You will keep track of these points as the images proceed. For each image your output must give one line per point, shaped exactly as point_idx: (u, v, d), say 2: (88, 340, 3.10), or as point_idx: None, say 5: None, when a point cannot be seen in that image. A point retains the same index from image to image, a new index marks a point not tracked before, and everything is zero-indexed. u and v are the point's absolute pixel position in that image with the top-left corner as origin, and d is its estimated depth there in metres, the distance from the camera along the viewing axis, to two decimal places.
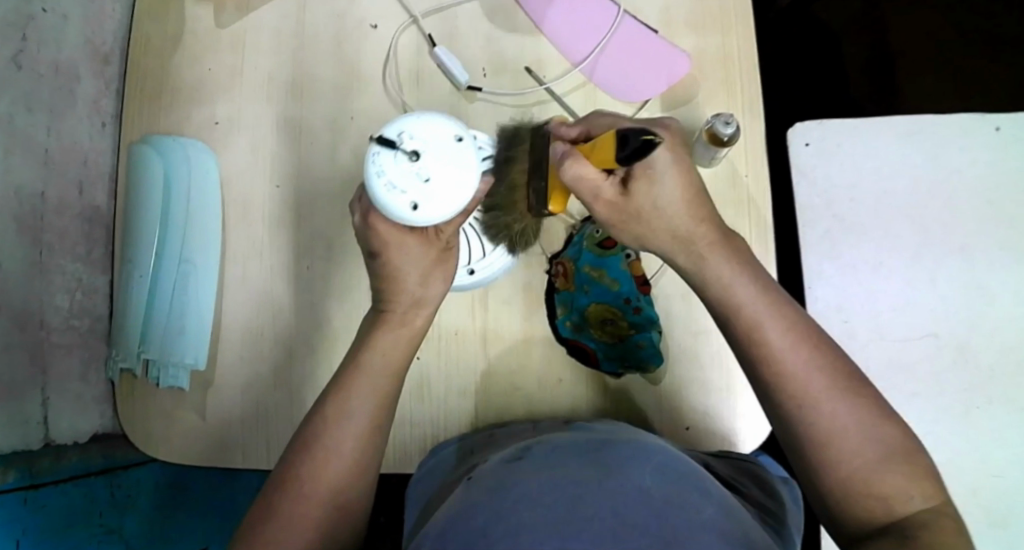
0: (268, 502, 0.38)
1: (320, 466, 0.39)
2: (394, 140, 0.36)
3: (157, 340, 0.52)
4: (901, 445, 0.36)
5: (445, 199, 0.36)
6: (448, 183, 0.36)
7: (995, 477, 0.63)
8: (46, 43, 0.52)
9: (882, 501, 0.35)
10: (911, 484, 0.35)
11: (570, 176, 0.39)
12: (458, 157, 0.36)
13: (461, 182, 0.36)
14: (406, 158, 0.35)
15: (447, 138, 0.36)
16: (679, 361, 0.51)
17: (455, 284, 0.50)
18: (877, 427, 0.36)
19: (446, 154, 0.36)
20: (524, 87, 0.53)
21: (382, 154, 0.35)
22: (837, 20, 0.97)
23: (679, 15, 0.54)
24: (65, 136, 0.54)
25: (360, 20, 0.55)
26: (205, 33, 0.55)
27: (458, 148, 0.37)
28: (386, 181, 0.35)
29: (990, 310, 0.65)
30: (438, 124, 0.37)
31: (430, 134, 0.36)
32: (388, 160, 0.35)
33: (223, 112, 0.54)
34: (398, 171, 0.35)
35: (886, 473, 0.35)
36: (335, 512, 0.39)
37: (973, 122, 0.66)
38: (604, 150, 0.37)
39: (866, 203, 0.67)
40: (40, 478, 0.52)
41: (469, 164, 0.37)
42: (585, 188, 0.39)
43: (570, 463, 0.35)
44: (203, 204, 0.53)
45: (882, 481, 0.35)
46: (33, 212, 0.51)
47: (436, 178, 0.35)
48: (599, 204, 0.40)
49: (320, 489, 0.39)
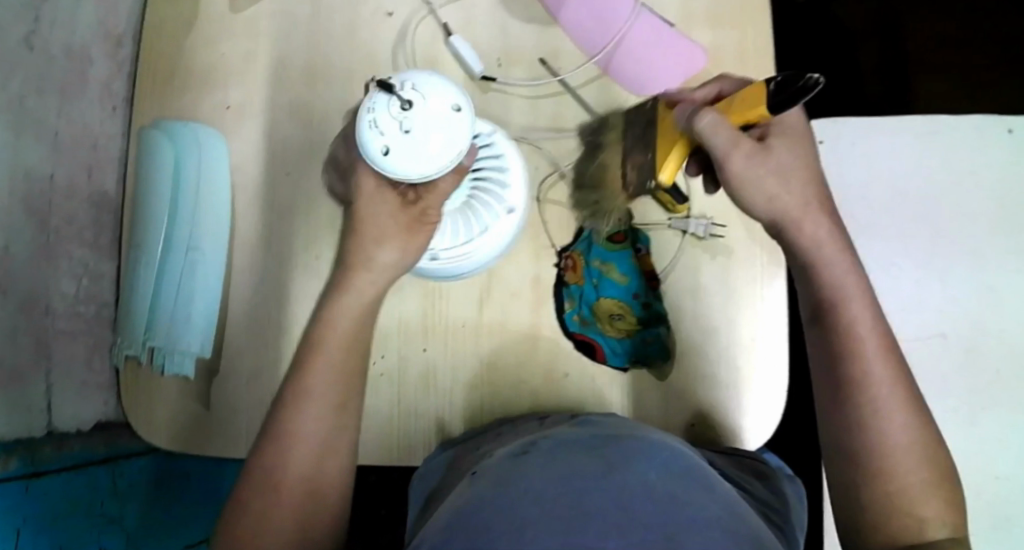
0: (240, 498, 0.38)
1: (286, 459, 0.39)
2: (396, 86, 0.36)
3: (163, 327, 0.51)
4: (942, 466, 0.37)
5: (419, 159, 0.35)
6: (428, 143, 0.35)
7: (1004, 483, 0.62)
8: (59, 25, 0.52)
9: (914, 515, 0.36)
10: (942, 506, 0.36)
11: (707, 123, 0.38)
12: (446, 123, 0.36)
13: (438, 144, 0.35)
14: (398, 105, 0.35)
15: (440, 98, 0.36)
16: (687, 357, 0.51)
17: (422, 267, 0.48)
18: (926, 441, 0.37)
19: (435, 113, 0.35)
20: (538, 77, 0.53)
21: (375, 99, 0.35)
22: (848, 22, 0.96)
23: (695, 9, 0.53)
24: (76, 119, 0.54)
25: (375, 8, 0.54)
26: (219, 17, 0.54)
27: (454, 117, 0.36)
28: (372, 124, 0.35)
29: (1000, 313, 0.64)
30: (446, 89, 0.36)
31: (427, 90, 0.35)
32: (379, 104, 0.35)
33: (235, 98, 0.54)
34: (383, 120, 0.35)
35: (928, 488, 0.36)
36: (312, 506, 0.39)
37: (987, 127, 0.65)
38: (750, 100, 0.38)
39: (881, 204, 0.66)
40: (43, 466, 0.51)
41: (455, 133, 0.36)
42: (721, 140, 0.38)
43: (578, 457, 0.34)
44: (212, 190, 0.52)
45: (923, 493, 0.36)
46: (41, 195, 0.51)
47: (418, 135, 0.35)
48: (734, 162, 0.39)
49: (294, 481, 0.39)
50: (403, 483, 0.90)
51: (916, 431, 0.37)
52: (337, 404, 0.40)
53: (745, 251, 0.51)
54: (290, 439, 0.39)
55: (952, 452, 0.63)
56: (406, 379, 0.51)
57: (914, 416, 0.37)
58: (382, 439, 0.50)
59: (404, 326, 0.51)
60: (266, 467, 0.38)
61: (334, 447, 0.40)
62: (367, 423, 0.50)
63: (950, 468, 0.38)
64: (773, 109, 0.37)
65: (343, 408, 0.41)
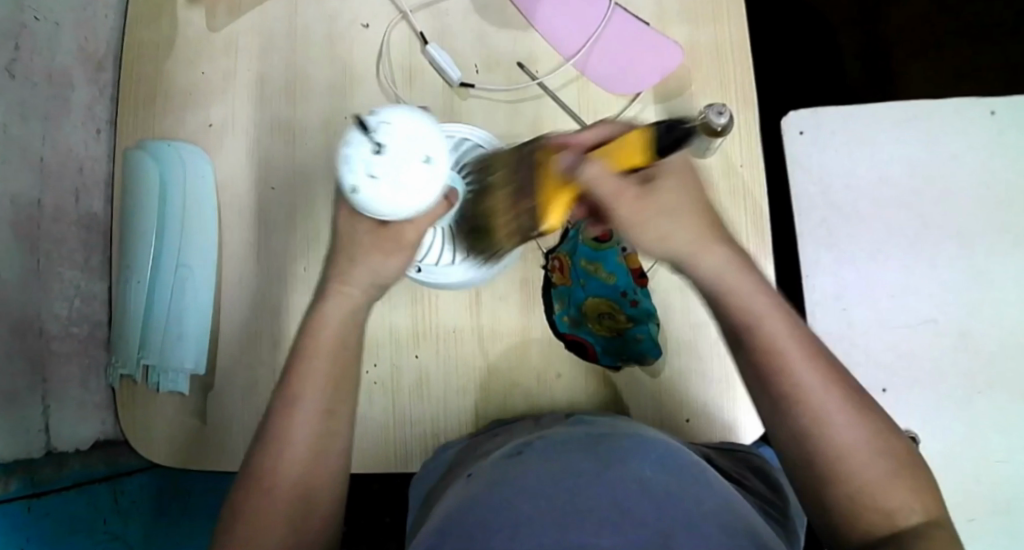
0: (236, 512, 0.39)
1: (278, 470, 0.39)
2: (375, 124, 0.31)
3: (156, 344, 0.52)
4: (900, 454, 0.36)
5: (399, 197, 0.32)
6: (409, 181, 0.31)
7: (999, 465, 0.63)
8: (39, 51, 0.52)
9: (880, 509, 0.35)
10: (909, 495, 0.35)
11: (590, 174, 0.36)
12: (416, 176, 0.31)
13: (406, 195, 0.31)
14: (371, 146, 0.31)
15: (420, 132, 0.32)
16: (678, 353, 0.51)
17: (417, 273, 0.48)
18: (878, 431, 0.36)
19: (416, 150, 0.31)
20: (516, 83, 0.53)
21: (350, 131, 0.31)
22: (829, 11, 0.96)
23: (670, 8, 0.53)
24: (60, 143, 0.55)
25: (352, 21, 0.55)
26: (197, 37, 0.55)
27: (427, 170, 0.32)
28: (345, 159, 0.31)
29: (989, 296, 0.65)
30: (428, 136, 0.32)
31: (406, 122, 0.31)
32: (352, 138, 0.31)
33: (217, 115, 0.54)
34: (359, 156, 0.31)
35: (889, 478, 0.35)
36: (304, 512, 0.39)
37: (968, 109, 0.66)
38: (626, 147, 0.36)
39: (867, 192, 0.67)
40: (43, 486, 0.52)
41: (423, 187, 0.32)
42: (607, 190, 0.36)
43: (573, 456, 0.34)
44: (198, 207, 0.53)
45: (885, 485, 0.35)
46: (29, 220, 0.51)
47: (398, 172, 0.31)
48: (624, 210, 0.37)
49: (284, 490, 0.39)
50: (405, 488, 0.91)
51: (862, 425, 0.36)
52: (323, 410, 0.40)
53: None
54: (278, 449, 0.39)
55: (946, 436, 0.64)
56: (398, 387, 0.51)
57: (857, 411, 0.36)
58: (377, 448, 0.51)
59: (393, 334, 0.51)
60: (257, 477, 0.39)
61: (323, 454, 0.40)
62: (361, 432, 0.51)
63: (914, 453, 0.37)
64: (658, 154, 0.37)
65: (330, 413, 0.41)
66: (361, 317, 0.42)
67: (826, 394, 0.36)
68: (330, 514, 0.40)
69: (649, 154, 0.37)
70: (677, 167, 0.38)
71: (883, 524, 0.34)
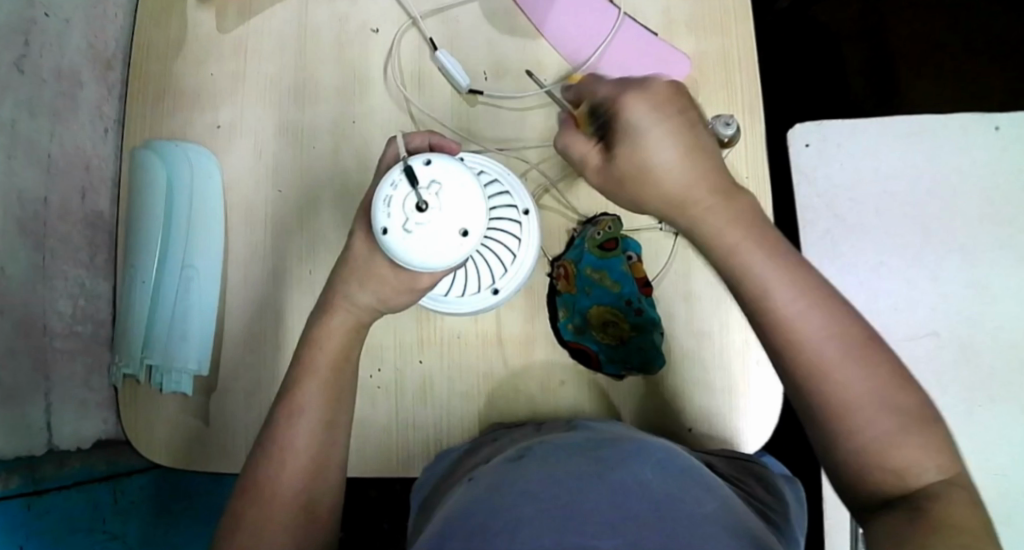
0: (238, 509, 0.39)
1: (283, 471, 0.39)
2: (424, 181, 0.34)
3: (160, 344, 0.52)
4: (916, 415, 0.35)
5: (426, 249, 0.33)
6: (440, 237, 0.33)
7: (1001, 477, 0.62)
8: (49, 49, 0.52)
9: (893, 468, 0.34)
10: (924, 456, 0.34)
11: (561, 149, 0.42)
12: (443, 242, 0.33)
13: (427, 253, 0.33)
14: (415, 201, 0.33)
15: (461, 194, 0.34)
16: (681, 362, 0.51)
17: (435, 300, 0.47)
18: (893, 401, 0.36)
19: (453, 209, 0.33)
20: (525, 90, 0.53)
21: (399, 176, 0.34)
22: (834, 23, 0.97)
23: (679, 18, 0.54)
24: (68, 142, 0.55)
25: (361, 25, 0.55)
26: (207, 38, 0.55)
27: (457, 240, 0.33)
28: (387, 205, 0.34)
29: (991, 309, 0.65)
30: (469, 207, 0.34)
31: (448, 184, 0.34)
32: (399, 185, 0.34)
33: (225, 116, 0.54)
34: (399, 203, 0.33)
35: (902, 439, 0.35)
36: (307, 512, 0.39)
37: (974, 123, 0.66)
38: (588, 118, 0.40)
39: (869, 204, 0.67)
40: (44, 484, 0.52)
41: (445, 252, 0.33)
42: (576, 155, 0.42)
43: (572, 460, 0.35)
44: (204, 207, 0.53)
45: (901, 444, 0.34)
46: (35, 217, 0.51)
47: (429, 226, 0.33)
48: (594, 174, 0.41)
49: (286, 495, 0.39)
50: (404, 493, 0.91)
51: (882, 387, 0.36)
52: (327, 416, 0.41)
53: None
54: (284, 451, 0.40)
55: None
56: (401, 391, 0.51)
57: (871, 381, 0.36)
58: (379, 451, 0.51)
59: (397, 339, 0.51)
60: (259, 484, 0.39)
61: (326, 458, 0.41)
62: (364, 435, 0.51)
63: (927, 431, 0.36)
64: (588, 131, 0.41)
65: (331, 423, 0.41)
66: (366, 320, 0.42)
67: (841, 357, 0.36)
68: (330, 512, 0.41)
69: (590, 126, 0.41)
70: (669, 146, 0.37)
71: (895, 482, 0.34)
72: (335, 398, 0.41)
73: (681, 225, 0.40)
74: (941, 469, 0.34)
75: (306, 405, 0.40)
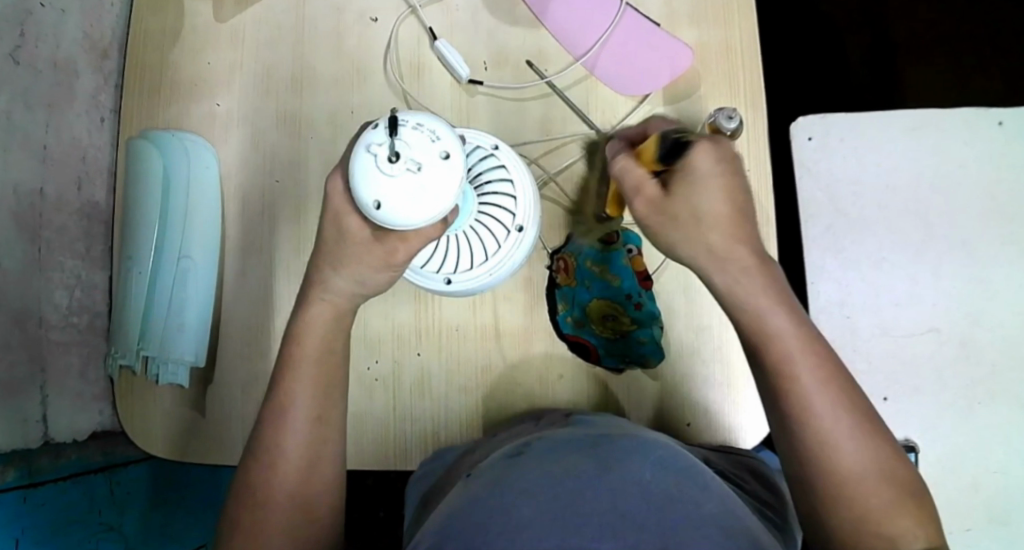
0: (239, 515, 0.39)
1: (280, 473, 0.39)
2: (411, 142, 0.32)
3: (155, 336, 0.51)
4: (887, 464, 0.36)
5: (365, 184, 0.32)
6: (391, 199, 0.32)
7: (999, 475, 0.63)
8: (44, 38, 0.51)
9: (885, 534, 0.34)
10: (891, 502, 0.35)
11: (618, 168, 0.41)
12: (379, 192, 0.32)
13: (368, 186, 0.32)
14: (391, 148, 0.32)
15: (444, 184, 0.32)
16: (679, 356, 0.51)
17: (426, 281, 0.45)
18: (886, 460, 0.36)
19: (405, 186, 0.32)
20: (526, 81, 0.53)
21: (424, 127, 0.32)
22: (836, 15, 0.96)
23: (680, 9, 0.53)
24: (63, 132, 0.54)
25: (359, 14, 0.54)
26: (204, 26, 0.54)
27: (383, 204, 0.32)
28: (385, 130, 0.32)
29: (992, 306, 0.65)
30: (424, 199, 0.32)
31: (427, 170, 0.32)
32: (410, 127, 0.32)
33: (222, 107, 0.54)
34: (386, 140, 0.32)
35: (869, 486, 0.35)
36: (307, 518, 0.39)
37: (976, 118, 0.65)
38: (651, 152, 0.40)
39: (870, 199, 0.67)
40: (40, 476, 0.51)
41: (374, 198, 0.32)
42: (630, 180, 0.40)
43: (572, 456, 0.34)
44: (199, 198, 0.52)
45: (873, 494, 0.35)
46: (31, 209, 0.51)
47: (395, 183, 0.32)
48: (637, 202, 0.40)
49: (279, 503, 0.39)
50: (400, 485, 0.90)
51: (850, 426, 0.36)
52: (314, 416, 0.40)
53: None
54: (282, 449, 0.39)
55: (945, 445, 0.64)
56: (399, 384, 0.51)
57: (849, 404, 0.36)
58: (377, 444, 0.50)
59: (395, 332, 0.51)
60: (250, 489, 0.39)
61: (318, 463, 0.40)
62: (362, 429, 0.50)
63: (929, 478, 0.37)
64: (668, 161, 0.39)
65: (321, 420, 0.41)
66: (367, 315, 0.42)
67: (812, 386, 0.36)
68: (328, 514, 0.40)
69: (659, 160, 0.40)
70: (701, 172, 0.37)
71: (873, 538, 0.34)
72: (329, 390, 0.41)
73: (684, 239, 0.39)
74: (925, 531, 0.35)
75: (290, 404, 0.40)
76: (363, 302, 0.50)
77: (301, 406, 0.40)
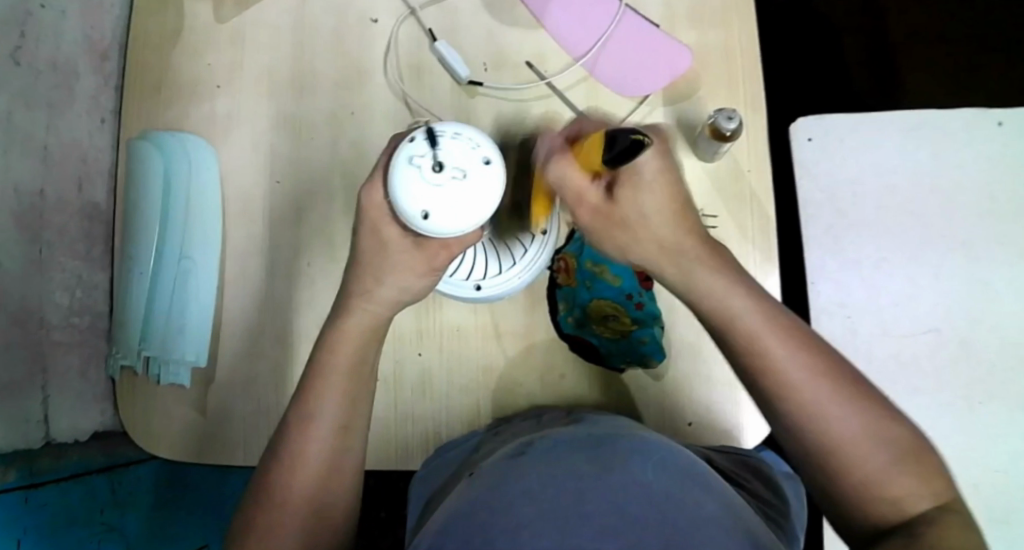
0: (244, 521, 0.39)
1: (278, 478, 0.39)
2: (455, 153, 0.34)
3: (158, 336, 0.52)
4: (912, 441, 0.35)
5: (405, 190, 0.34)
6: (438, 207, 0.33)
7: (998, 474, 0.63)
8: (44, 40, 0.52)
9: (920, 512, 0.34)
10: (920, 490, 0.34)
11: (555, 176, 0.38)
12: (420, 197, 0.34)
13: (408, 192, 0.34)
14: (434, 157, 0.34)
15: (485, 190, 0.34)
16: (681, 356, 0.51)
17: (452, 289, 0.49)
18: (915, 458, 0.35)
19: (447, 194, 0.33)
20: (525, 82, 0.53)
21: (463, 136, 0.34)
22: (835, 16, 0.96)
23: (680, 11, 0.53)
24: (64, 133, 0.54)
25: (360, 15, 0.54)
26: (204, 27, 0.55)
27: (421, 209, 0.34)
28: (428, 142, 0.34)
29: (991, 305, 0.65)
30: (462, 205, 0.34)
31: (471, 180, 0.33)
32: (450, 138, 0.34)
33: (222, 108, 0.54)
34: (429, 152, 0.34)
35: (882, 465, 0.34)
36: (311, 524, 0.39)
37: (974, 118, 0.65)
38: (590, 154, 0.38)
39: (870, 198, 0.67)
40: (40, 477, 0.52)
41: (414, 203, 0.34)
42: (568, 190, 0.39)
43: (573, 455, 0.34)
44: (200, 200, 0.53)
45: (892, 474, 0.34)
46: (32, 209, 0.51)
47: (441, 191, 0.33)
48: (584, 214, 0.39)
49: (291, 506, 0.39)
50: (401, 484, 0.91)
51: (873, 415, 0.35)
52: (337, 425, 0.40)
53: (737, 247, 0.50)
54: (283, 451, 0.40)
55: (945, 443, 0.64)
56: (400, 384, 0.51)
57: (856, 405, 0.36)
58: (379, 445, 0.50)
59: (398, 333, 0.51)
60: (260, 488, 0.39)
61: (338, 467, 0.40)
62: None
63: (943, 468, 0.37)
64: (610, 165, 0.36)
65: (344, 428, 0.41)
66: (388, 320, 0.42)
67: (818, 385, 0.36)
68: (332, 518, 0.40)
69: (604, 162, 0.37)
70: (651, 170, 0.36)
71: (891, 515, 0.34)
72: (353, 397, 0.41)
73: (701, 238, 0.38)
74: (943, 500, 0.34)
75: (310, 410, 0.40)
76: (399, 312, 0.50)
77: (320, 412, 0.40)
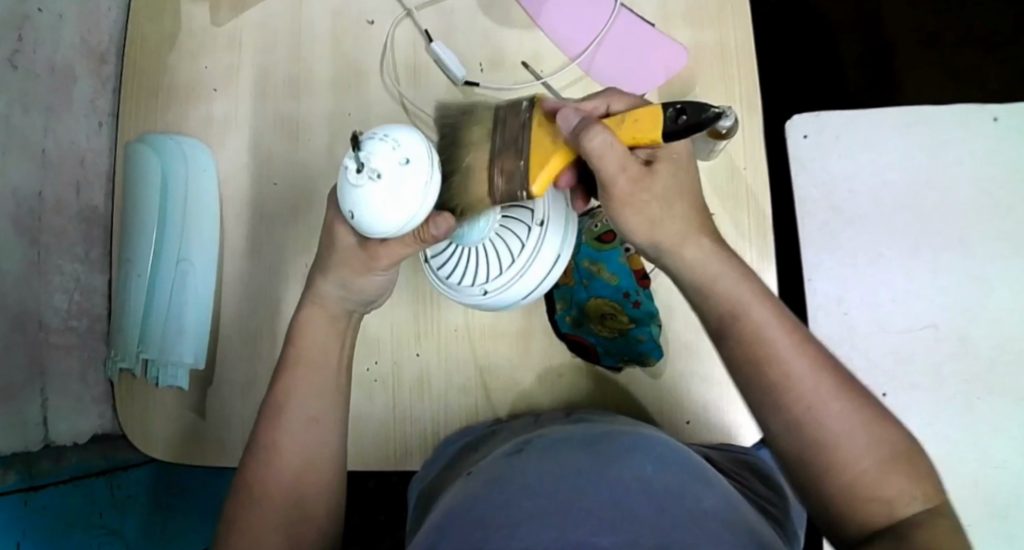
0: (235, 518, 0.39)
1: (273, 476, 0.39)
2: (374, 156, 0.31)
3: (156, 339, 0.51)
4: None
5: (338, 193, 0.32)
6: (360, 210, 0.32)
7: (998, 469, 0.64)
8: (41, 43, 0.52)
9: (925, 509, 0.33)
10: None
11: (594, 145, 0.34)
12: (347, 200, 0.32)
13: (341, 195, 0.32)
14: (355, 161, 0.31)
15: (402, 194, 0.31)
16: (678, 354, 0.51)
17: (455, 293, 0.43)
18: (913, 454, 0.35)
19: (366, 198, 0.31)
20: (520, 82, 0.53)
21: (387, 138, 0.31)
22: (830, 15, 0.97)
23: (676, 10, 0.53)
24: (62, 137, 0.54)
25: (356, 17, 0.55)
26: (200, 29, 0.55)
27: (349, 212, 0.32)
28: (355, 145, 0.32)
29: (987, 301, 0.65)
30: (380, 209, 0.31)
31: (386, 184, 0.31)
32: (374, 139, 0.31)
33: (219, 111, 0.54)
34: (353, 155, 0.32)
35: None
36: (299, 520, 0.39)
37: (971, 113, 0.65)
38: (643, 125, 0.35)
39: (866, 196, 0.67)
40: (39, 479, 0.51)
41: (345, 206, 0.32)
42: (609, 163, 0.35)
43: (572, 452, 0.34)
44: (197, 202, 0.53)
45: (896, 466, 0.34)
46: (31, 212, 0.51)
47: (361, 194, 0.31)
48: (617, 184, 0.36)
49: (277, 503, 0.39)
50: (401, 487, 0.91)
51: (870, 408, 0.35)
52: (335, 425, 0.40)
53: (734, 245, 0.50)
54: (280, 449, 0.40)
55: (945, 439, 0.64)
56: (399, 384, 0.51)
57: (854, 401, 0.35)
58: (378, 444, 0.51)
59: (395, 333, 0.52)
60: (250, 486, 0.39)
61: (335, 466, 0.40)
62: (361, 429, 0.51)
63: None
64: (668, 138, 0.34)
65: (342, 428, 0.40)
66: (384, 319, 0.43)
67: None
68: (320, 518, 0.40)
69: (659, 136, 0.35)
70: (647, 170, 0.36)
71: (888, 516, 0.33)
72: None
73: (697, 236, 0.38)
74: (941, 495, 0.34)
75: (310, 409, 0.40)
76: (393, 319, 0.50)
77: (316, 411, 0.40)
